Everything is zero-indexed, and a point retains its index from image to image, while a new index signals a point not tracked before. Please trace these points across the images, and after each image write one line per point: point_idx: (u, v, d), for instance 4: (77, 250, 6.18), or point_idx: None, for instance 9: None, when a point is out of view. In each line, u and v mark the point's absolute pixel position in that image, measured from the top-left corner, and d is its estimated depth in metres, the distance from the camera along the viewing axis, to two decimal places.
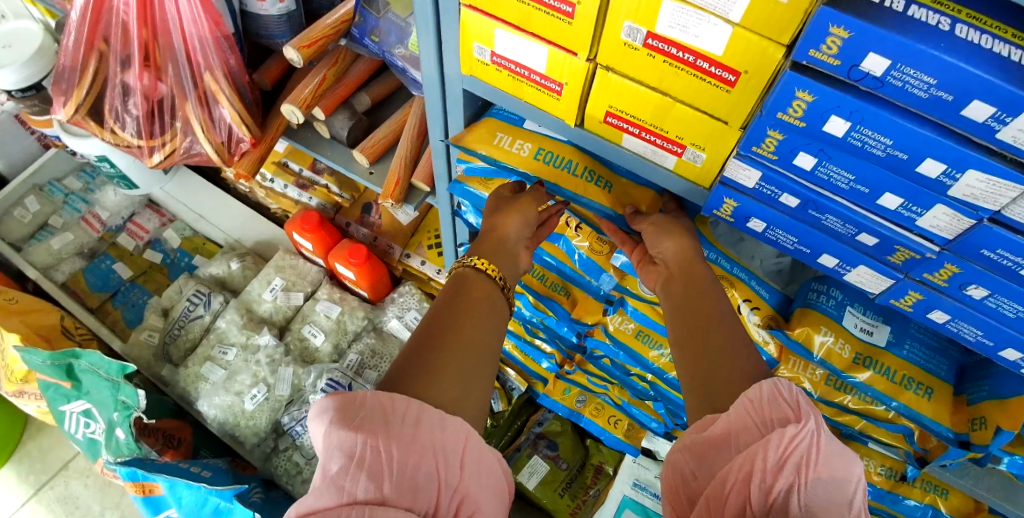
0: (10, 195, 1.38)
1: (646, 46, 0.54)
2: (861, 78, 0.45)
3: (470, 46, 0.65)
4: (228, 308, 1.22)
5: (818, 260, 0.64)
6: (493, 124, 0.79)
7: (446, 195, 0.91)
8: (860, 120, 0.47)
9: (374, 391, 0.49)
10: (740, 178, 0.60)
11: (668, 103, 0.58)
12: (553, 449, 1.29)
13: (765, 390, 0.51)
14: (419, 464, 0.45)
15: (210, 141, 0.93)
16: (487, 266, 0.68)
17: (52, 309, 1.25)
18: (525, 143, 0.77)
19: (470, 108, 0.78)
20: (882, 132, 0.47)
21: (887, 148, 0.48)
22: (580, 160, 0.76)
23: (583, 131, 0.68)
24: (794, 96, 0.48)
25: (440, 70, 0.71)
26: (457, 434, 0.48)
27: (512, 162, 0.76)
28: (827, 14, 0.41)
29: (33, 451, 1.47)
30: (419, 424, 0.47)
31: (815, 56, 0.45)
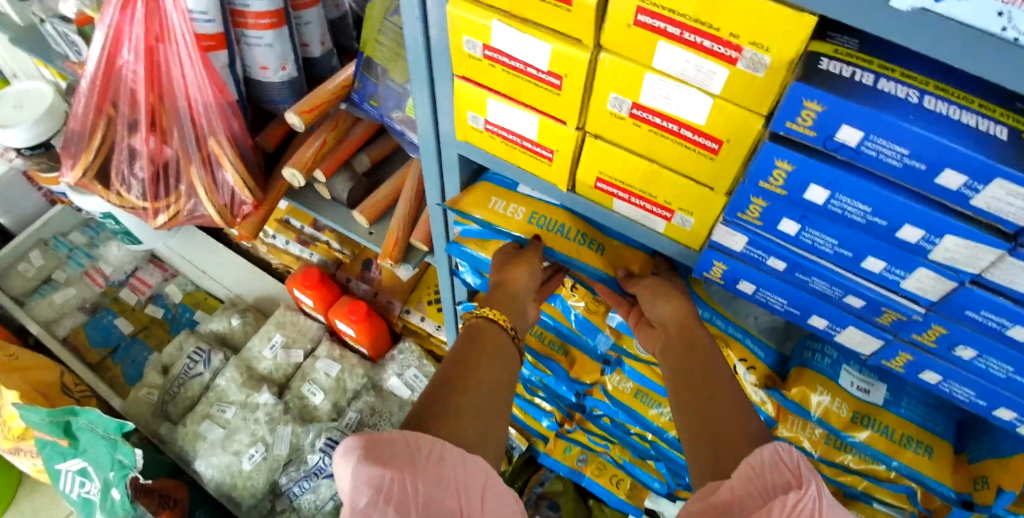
0: (15, 250, 1.41)
1: (632, 116, 0.56)
2: (837, 148, 0.46)
3: (464, 113, 0.67)
4: (228, 366, 1.22)
5: (809, 321, 0.64)
6: (488, 188, 0.81)
7: (443, 255, 0.93)
8: (838, 187, 0.48)
9: (398, 428, 0.46)
10: (729, 242, 0.61)
11: (655, 169, 0.60)
12: (555, 510, 1.27)
13: (765, 455, 0.49)
14: (444, 501, 0.42)
15: (213, 204, 0.96)
16: (498, 315, 0.67)
17: (52, 365, 1.26)
18: (518, 207, 0.79)
19: (465, 171, 0.80)
20: (860, 199, 0.48)
21: (866, 214, 0.48)
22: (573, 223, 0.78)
23: (575, 195, 0.70)
24: (774, 164, 0.49)
25: (435, 133, 0.73)
26: (476, 472, 0.46)
27: (507, 227, 0.79)
28: (800, 89, 0.43)
29: (25, 509, 1.44)
30: (443, 462, 0.45)
31: (792, 127, 0.46)
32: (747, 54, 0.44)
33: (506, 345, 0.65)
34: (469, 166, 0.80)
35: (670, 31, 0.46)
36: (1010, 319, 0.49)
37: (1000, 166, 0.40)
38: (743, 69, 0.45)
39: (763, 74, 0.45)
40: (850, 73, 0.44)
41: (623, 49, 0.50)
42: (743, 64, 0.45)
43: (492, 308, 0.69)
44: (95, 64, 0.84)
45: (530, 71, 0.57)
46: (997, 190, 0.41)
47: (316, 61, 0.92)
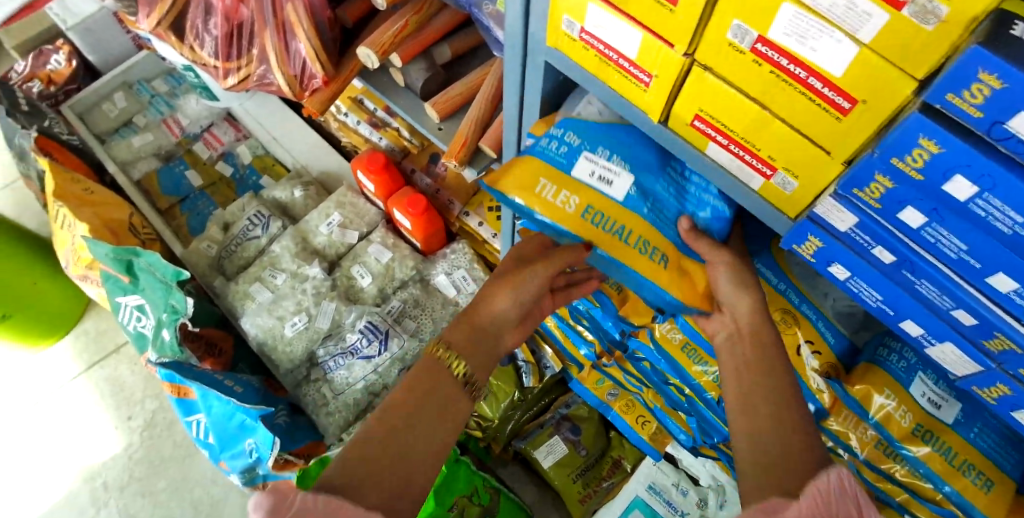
0: (100, 91, 1.46)
1: (753, 51, 0.47)
2: (1004, 138, 0.37)
3: (559, 17, 0.59)
4: (285, 234, 1.25)
5: (901, 325, 0.57)
6: (534, 164, 0.68)
7: (510, 166, 0.88)
8: (990, 186, 0.39)
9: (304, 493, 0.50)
10: (833, 219, 0.53)
11: (766, 118, 0.51)
12: (575, 433, 1.29)
13: (833, 483, 0.50)
14: None
15: (283, 72, 0.91)
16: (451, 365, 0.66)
17: (123, 205, 1.31)
18: (571, 197, 0.67)
19: (550, 81, 0.72)
20: (1013, 205, 0.39)
21: (1015, 226, 0.40)
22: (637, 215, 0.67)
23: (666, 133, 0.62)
24: (917, 143, 0.41)
25: (525, 34, 0.66)
26: None
27: (557, 219, 0.67)
28: (979, 56, 0.34)
29: (90, 330, 1.59)
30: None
31: (952, 102, 0.37)
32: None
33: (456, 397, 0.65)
34: (555, 78, 0.72)
35: None
36: None
37: None
38: (908, 16, 0.36)
39: (933, 28, 0.36)
40: None
41: None
42: (910, 11, 0.36)
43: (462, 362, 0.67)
44: None
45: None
46: None
47: None
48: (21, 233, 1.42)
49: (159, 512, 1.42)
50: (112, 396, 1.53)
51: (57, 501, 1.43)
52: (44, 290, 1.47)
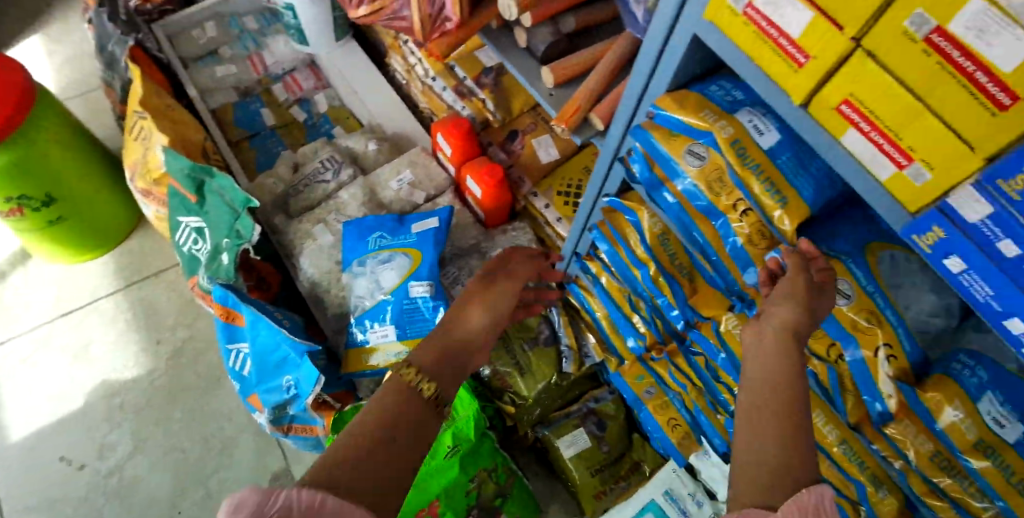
0: (193, 16, 1.45)
1: (926, 41, 0.50)
2: None
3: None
4: (354, 183, 1.26)
5: (1006, 322, 0.57)
6: (356, 350, 1.12)
7: (619, 137, 0.85)
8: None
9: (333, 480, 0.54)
10: (965, 208, 0.54)
11: (918, 109, 0.54)
12: (600, 429, 1.26)
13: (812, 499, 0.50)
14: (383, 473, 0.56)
15: (420, 11, 0.81)
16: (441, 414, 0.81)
17: (200, 129, 1.32)
18: (381, 353, 1.11)
19: (691, 56, 0.73)
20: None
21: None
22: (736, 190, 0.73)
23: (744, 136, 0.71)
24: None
25: (677, 12, 0.69)
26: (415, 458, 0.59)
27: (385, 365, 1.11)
28: None
29: (134, 249, 1.58)
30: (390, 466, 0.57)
31: None
32: None
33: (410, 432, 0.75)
34: (694, 59, 0.73)
35: None
36: None
37: None
38: None
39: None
40: None
41: None
42: None
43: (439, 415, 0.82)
44: None
45: None
46: None
47: None
48: (89, 139, 1.42)
49: (171, 442, 1.41)
50: (143, 316, 1.51)
51: (72, 413, 1.42)
52: (100, 202, 1.47)
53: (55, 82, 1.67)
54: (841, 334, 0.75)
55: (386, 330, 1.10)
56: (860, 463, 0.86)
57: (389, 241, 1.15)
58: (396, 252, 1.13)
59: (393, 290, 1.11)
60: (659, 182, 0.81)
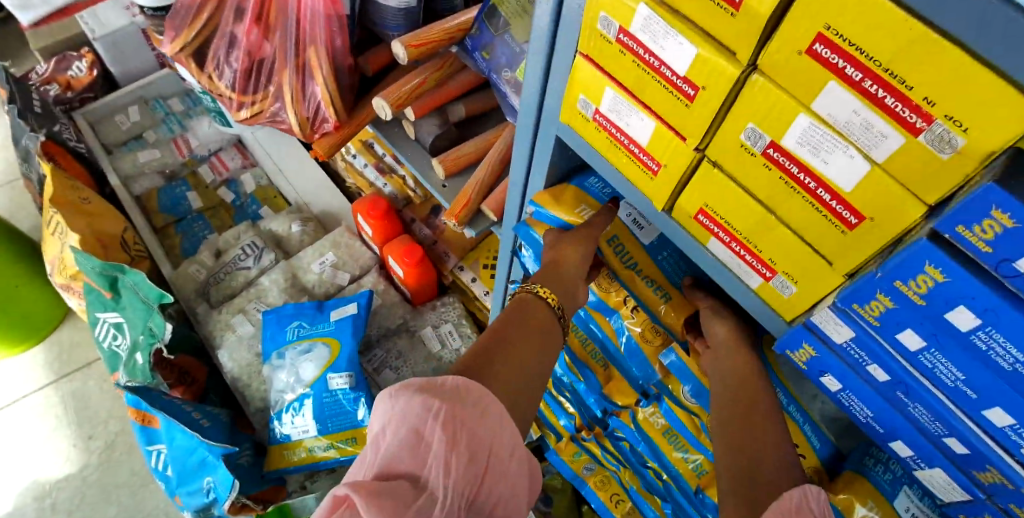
0: (117, 101, 1.47)
1: (764, 155, 0.47)
2: (1011, 276, 0.37)
3: (595, 15, 0.51)
4: (276, 268, 1.24)
5: (890, 444, 0.57)
6: (278, 446, 1.09)
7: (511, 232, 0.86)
8: (994, 320, 0.39)
9: (454, 377, 0.53)
10: (830, 330, 0.52)
11: (771, 222, 0.51)
12: (547, 504, 1.23)
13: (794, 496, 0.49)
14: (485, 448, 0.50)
15: (297, 114, 0.87)
16: None
17: (119, 220, 1.29)
18: (301, 449, 1.08)
19: (559, 152, 0.72)
20: (1015, 342, 0.39)
21: (1016, 360, 0.40)
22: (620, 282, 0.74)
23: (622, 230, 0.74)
24: (986, 214, 0.35)
25: (539, 108, 0.68)
26: (507, 440, 0.52)
27: (305, 460, 1.07)
28: (992, 193, 0.34)
29: (64, 340, 1.55)
30: (485, 417, 0.51)
31: (962, 233, 0.37)
32: (936, 128, 0.36)
33: None
34: (564, 156, 0.73)
35: (846, 71, 0.38)
36: None
37: None
38: (925, 142, 0.37)
39: (948, 157, 0.36)
40: None
41: (780, 75, 0.42)
42: (927, 138, 0.36)
43: None
44: None
45: (661, 71, 0.50)
46: None
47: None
48: (8, 235, 1.40)
49: None
50: (75, 410, 1.47)
51: None
52: (24, 296, 1.43)
53: None
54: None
55: (306, 425, 1.06)
56: None
57: (308, 329, 1.11)
58: (317, 341, 1.10)
59: (312, 383, 1.07)
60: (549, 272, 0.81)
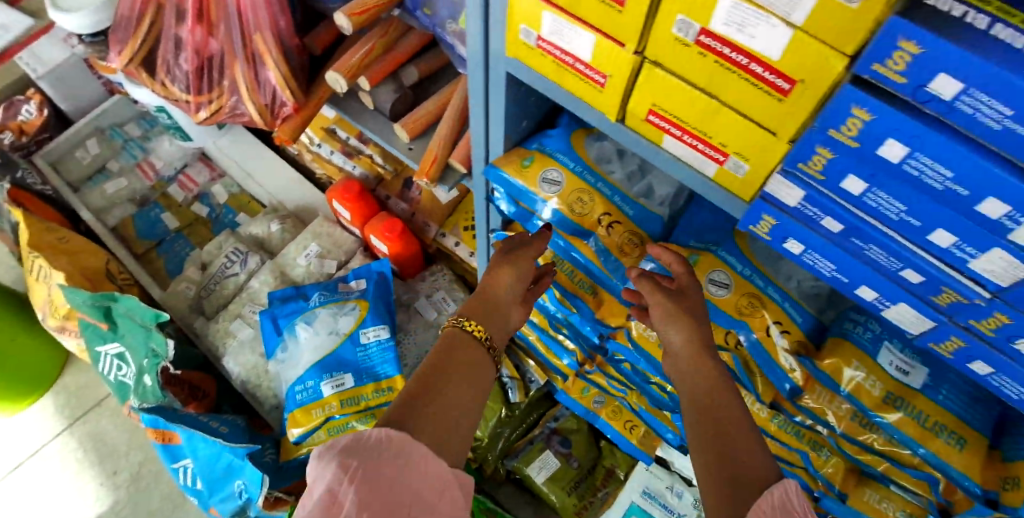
0: (73, 136, 1.43)
1: (698, 43, 0.52)
2: (928, 100, 0.43)
3: None
4: (263, 269, 1.25)
5: (856, 291, 0.61)
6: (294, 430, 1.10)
7: (482, 181, 0.87)
8: (979, 79, 0.39)
9: (353, 496, 0.50)
10: (782, 195, 0.57)
11: (715, 107, 0.56)
12: (566, 446, 1.25)
13: (776, 494, 0.51)
14: (386, 467, 0.52)
15: (254, 103, 0.86)
16: (476, 328, 0.69)
17: (100, 252, 1.30)
18: (320, 411, 1.05)
19: (513, 92, 0.74)
20: (941, 161, 0.45)
21: (1003, 119, 0.40)
22: (600, 205, 0.80)
23: (592, 158, 0.82)
24: (896, 46, 0.41)
25: (484, 49, 0.69)
26: (428, 476, 0.54)
27: (313, 423, 1.05)
28: (898, 25, 0.40)
29: (69, 385, 1.55)
30: (407, 464, 0.53)
31: (879, 71, 0.43)
32: None
33: (480, 355, 0.67)
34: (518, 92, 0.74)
35: None
36: None
37: None
38: None
39: (857, 5, 0.41)
40: (962, 13, 0.40)
41: None
42: None
43: (479, 324, 0.70)
44: None
45: None
46: None
47: None
48: None
49: None
50: (94, 451, 1.48)
51: None
52: (19, 349, 1.43)
53: None
54: (731, 321, 0.77)
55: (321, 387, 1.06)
56: (812, 443, 0.86)
57: (289, 312, 1.13)
58: (296, 321, 1.12)
59: (311, 359, 1.08)
60: (527, 217, 0.86)
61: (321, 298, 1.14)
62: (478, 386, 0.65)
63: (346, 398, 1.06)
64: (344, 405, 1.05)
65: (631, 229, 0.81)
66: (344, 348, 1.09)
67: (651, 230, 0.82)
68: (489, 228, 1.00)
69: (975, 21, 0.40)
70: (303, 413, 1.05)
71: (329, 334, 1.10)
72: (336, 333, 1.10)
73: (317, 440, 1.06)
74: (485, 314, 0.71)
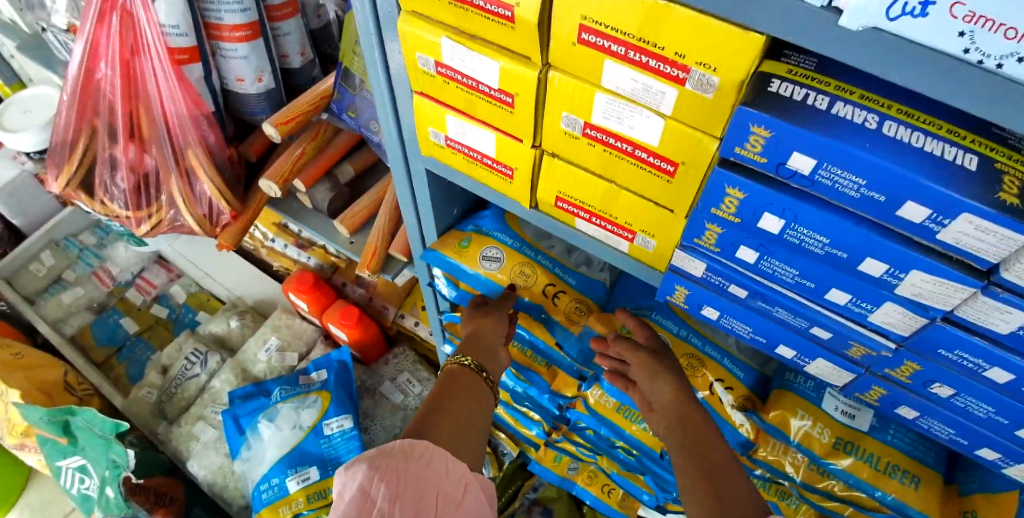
0: (27, 250, 1.44)
1: (585, 135, 0.56)
2: (791, 175, 0.46)
3: (413, 57, 0.58)
4: (224, 367, 1.24)
5: (776, 351, 0.64)
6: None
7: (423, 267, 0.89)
8: (826, 155, 0.43)
9: (386, 490, 0.51)
10: (688, 268, 0.60)
11: (615, 190, 0.60)
12: (547, 516, 1.20)
13: None
14: (415, 471, 0.54)
15: (191, 213, 0.89)
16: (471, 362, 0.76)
17: (57, 364, 1.28)
18: (293, 504, 1.01)
19: (437, 186, 0.77)
20: (815, 229, 0.48)
21: (860, 188, 0.43)
22: (542, 277, 0.82)
23: (529, 234, 0.85)
24: (750, 130, 0.45)
25: (402, 146, 0.72)
26: (455, 480, 0.56)
27: None
28: (746, 113, 0.44)
29: (34, 501, 1.49)
30: (431, 466, 0.55)
31: (742, 153, 0.47)
32: (694, 75, 0.45)
33: (480, 387, 0.74)
34: (441, 186, 0.77)
35: (613, 49, 0.47)
36: (985, 360, 0.49)
37: (915, 177, 0.40)
38: (691, 89, 0.46)
39: (712, 95, 0.46)
40: (802, 95, 0.45)
41: (569, 66, 0.51)
42: (691, 84, 0.46)
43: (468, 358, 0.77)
44: (72, 77, 0.80)
45: (481, 88, 0.58)
46: (965, 225, 0.41)
47: (295, 70, 0.89)
48: None
49: None
50: None
51: None
52: None
53: None
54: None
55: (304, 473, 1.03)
56: (782, 495, 0.87)
57: (250, 411, 1.11)
58: (258, 420, 1.09)
59: (274, 456, 1.05)
60: (473, 296, 0.87)
61: (282, 393, 1.12)
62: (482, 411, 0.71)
63: (315, 492, 1.02)
64: (311, 499, 1.01)
65: (576, 298, 0.83)
66: (309, 440, 1.06)
67: (595, 297, 0.84)
68: (440, 311, 1.01)
69: (816, 102, 0.44)
70: (270, 511, 1.01)
71: (292, 429, 1.07)
72: (299, 428, 1.07)
73: None
74: (478, 347, 0.78)
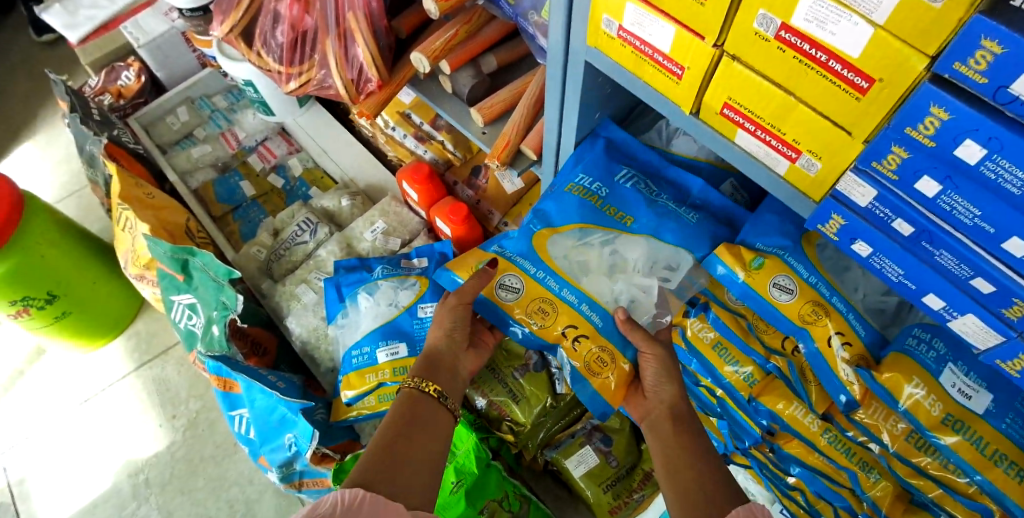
0: (166, 102, 1.55)
1: (777, 38, 0.53)
2: (1009, 102, 0.42)
3: None
4: (331, 240, 1.31)
5: (923, 300, 0.61)
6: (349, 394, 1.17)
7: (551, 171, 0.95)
8: None
9: None
10: (854, 194, 0.58)
11: (790, 103, 0.57)
12: (607, 444, 1.24)
13: None
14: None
15: (340, 76, 0.92)
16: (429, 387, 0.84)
17: (181, 210, 1.39)
18: (383, 372, 1.08)
19: (590, 78, 0.77)
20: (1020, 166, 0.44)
21: None
22: (565, 317, 0.83)
23: (559, 266, 0.85)
24: (978, 45, 0.40)
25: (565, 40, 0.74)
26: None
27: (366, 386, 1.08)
28: (981, 24, 0.39)
29: (141, 332, 1.67)
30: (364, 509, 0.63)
31: (959, 70, 0.43)
32: None
33: (436, 415, 0.83)
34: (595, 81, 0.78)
35: None
36: None
37: None
38: None
39: (940, 5, 0.41)
40: None
41: None
42: None
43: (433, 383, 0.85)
44: None
45: None
46: None
47: None
48: (80, 233, 1.49)
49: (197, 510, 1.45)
50: (157, 395, 1.59)
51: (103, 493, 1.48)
52: (101, 294, 1.55)
53: (55, 182, 1.80)
54: (792, 328, 0.77)
55: (396, 346, 1.09)
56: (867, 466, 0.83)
57: (353, 281, 1.18)
58: (358, 293, 1.16)
59: (370, 328, 1.12)
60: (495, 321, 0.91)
61: (384, 270, 1.17)
62: (437, 437, 0.81)
63: (401, 366, 1.09)
64: (396, 372, 1.08)
65: (598, 343, 0.82)
66: (404, 318, 1.12)
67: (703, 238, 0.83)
68: None
69: None
70: (357, 376, 1.08)
71: (388, 306, 1.13)
72: (396, 306, 1.13)
73: (370, 402, 1.10)
74: (440, 369, 0.88)
